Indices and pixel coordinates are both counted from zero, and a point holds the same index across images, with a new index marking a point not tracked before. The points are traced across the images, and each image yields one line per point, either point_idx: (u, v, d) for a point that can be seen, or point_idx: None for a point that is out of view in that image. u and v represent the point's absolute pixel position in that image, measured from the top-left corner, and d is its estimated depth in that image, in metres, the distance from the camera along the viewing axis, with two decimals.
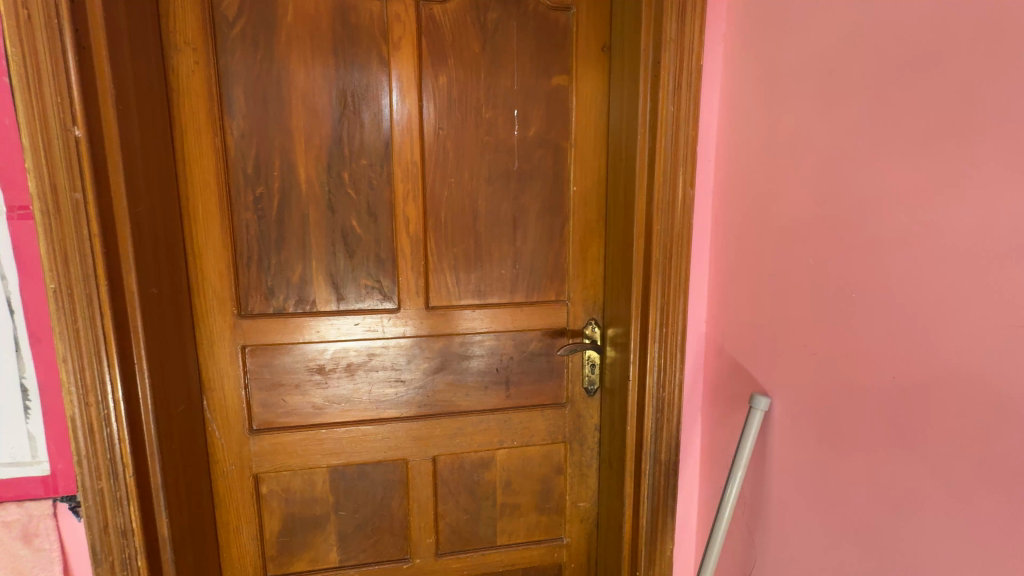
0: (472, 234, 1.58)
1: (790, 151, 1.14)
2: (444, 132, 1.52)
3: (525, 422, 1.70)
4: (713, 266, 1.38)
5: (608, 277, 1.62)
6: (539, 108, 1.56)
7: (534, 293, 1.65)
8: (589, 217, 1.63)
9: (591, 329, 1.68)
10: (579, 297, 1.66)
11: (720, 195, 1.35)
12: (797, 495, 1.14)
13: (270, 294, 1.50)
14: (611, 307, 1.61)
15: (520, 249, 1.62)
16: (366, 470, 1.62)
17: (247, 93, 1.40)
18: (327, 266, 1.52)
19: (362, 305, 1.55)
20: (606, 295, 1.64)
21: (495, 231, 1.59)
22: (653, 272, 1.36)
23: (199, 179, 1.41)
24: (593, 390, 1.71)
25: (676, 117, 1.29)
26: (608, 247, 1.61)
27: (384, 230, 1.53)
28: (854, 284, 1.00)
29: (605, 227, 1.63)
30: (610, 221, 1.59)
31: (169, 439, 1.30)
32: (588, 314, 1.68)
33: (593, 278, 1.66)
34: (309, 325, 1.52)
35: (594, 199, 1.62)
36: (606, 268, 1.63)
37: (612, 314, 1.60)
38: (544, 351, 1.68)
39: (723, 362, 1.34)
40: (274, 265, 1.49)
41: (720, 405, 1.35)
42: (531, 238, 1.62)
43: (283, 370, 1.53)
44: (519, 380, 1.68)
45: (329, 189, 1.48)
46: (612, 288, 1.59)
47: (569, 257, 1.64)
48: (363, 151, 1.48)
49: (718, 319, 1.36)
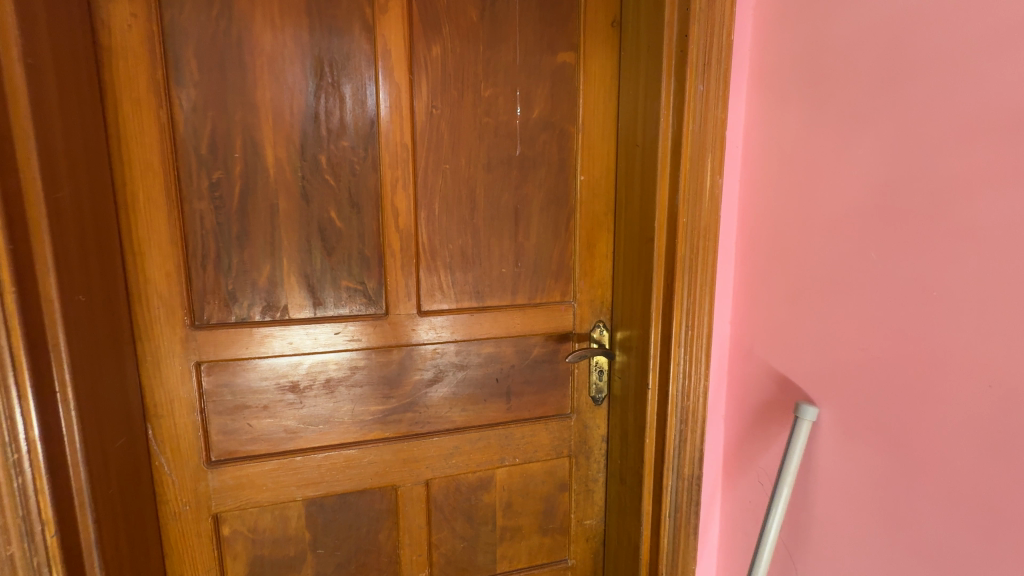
0: (468, 229, 1.40)
1: (833, 137, 1.04)
2: (439, 112, 1.33)
3: (528, 437, 1.54)
4: (741, 261, 1.27)
5: (618, 276, 1.48)
6: (543, 88, 1.40)
7: (537, 294, 1.49)
8: (598, 209, 1.48)
9: (599, 333, 1.54)
10: (586, 297, 1.52)
11: (746, 186, 1.24)
12: (847, 511, 1.05)
13: (231, 299, 1.26)
14: (621, 309, 1.47)
15: (522, 246, 1.45)
16: (349, 500, 1.41)
17: (200, 56, 1.16)
18: (300, 265, 1.29)
19: (343, 311, 1.34)
20: (615, 295, 1.51)
21: (494, 225, 1.42)
22: (676, 270, 1.23)
23: (140, 160, 1.15)
24: (600, 398, 1.57)
25: (705, 98, 1.17)
26: (618, 243, 1.47)
27: (368, 223, 1.32)
28: (918, 281, 0.90)
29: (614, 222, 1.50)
30: (621, 214, 1.45)
31: (106, 483, 1.05)
32: (595, 315, 1.53)
33: (600, 277, 1.52)
34: (280, 335, 1.29)
35: (601, 191, 1.48)
36: (615, 266, 1.50)
37: (623, 317, 1.46)
38: (548, 357, 1.52)
39: (754, 367, 1.23)
40: (235, 265, 1.25)
41: (750, 413, 1.24)
42: (534, 233, 1.46)
43: (247, 390, 1.30)
44: (520, 391, 1.52)
45: (304, 174, 1.26)
46: (623, 289, 1.45)
47: (574, 254, 1.50)
48: (344, 131, 1.27)
49: (746, 320, 1.25)
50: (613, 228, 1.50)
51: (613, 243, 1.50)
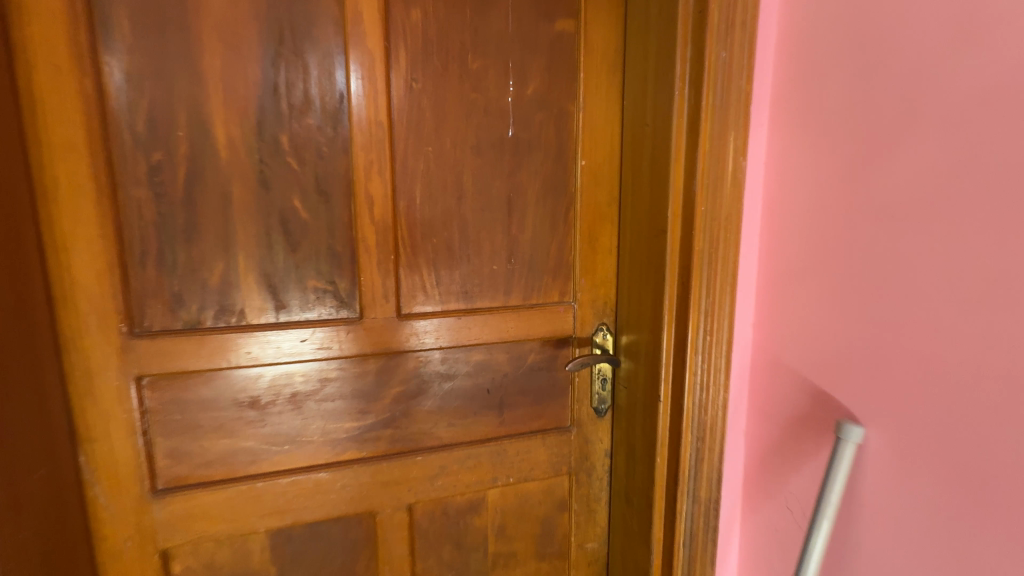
0: (454, 220, 1.23)
1: (881, 107, 0.87)
2: (420, 86, 1.16)
3: (524, 454, 1.38)
4: (767, 256, 1.10)
5: (623, 273, 1.32)
6: (539, 60, 1.23)
7: (532, 294, 1.32)
8: (601, 198, 1.32)
9: (602, 337, 1.38)
10: (588, 298, 1.35)
11: (772, 169, 1.08)
12: (898, 546, 0.90)
13: (178, 302, 1.08)
14: (627, 310, 1.31)
15: (515, 240, 1.29)
16: (320, 529, 1.24)
17: (134, 15, 0.98)
18: (259, 263, 1.12)
19: (311, 316, 1.17)
20: (620, 294, 1.35)
21: (483, 217, 1.25)
22: (692, 266, 1.07)
23: (63, 139, 0.97)
24: (603, 410, 1.41)
25: (729, 66, 1.02)
26: (623, 236, 1.31)
27: (339, 214, 1.15)
28: (996, 278, 0.75)
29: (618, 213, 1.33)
30: (626, 204, 1.29)
31: (17, 526, 0.87)
32: (598, 318, 1.37)
33: (603, 274, 1.35)
34: (237, 344, 1.12)
35: (605, 177, 1.31)
36: (620, 262, 1.34)
37: (630, 319, 1.30)
38: (545, 365, 1.36)
39: (782, 376, 1.08)
40: (181, 262, 1.07)
41: (778, 428, 1.09)
42: (529, 226, 1.29)
43: (199, 407, 1.13)
44: (514, 403, 1.36)
45: (262, 157, 1.08)
46: (630, 287, 1.29)
47: (574, 248, 1.33)
48: (308, 107, 1.10)
49: (772, 323, 1.10)
50: (618, 219, 1.34)
51: (618, 236, 1.34)
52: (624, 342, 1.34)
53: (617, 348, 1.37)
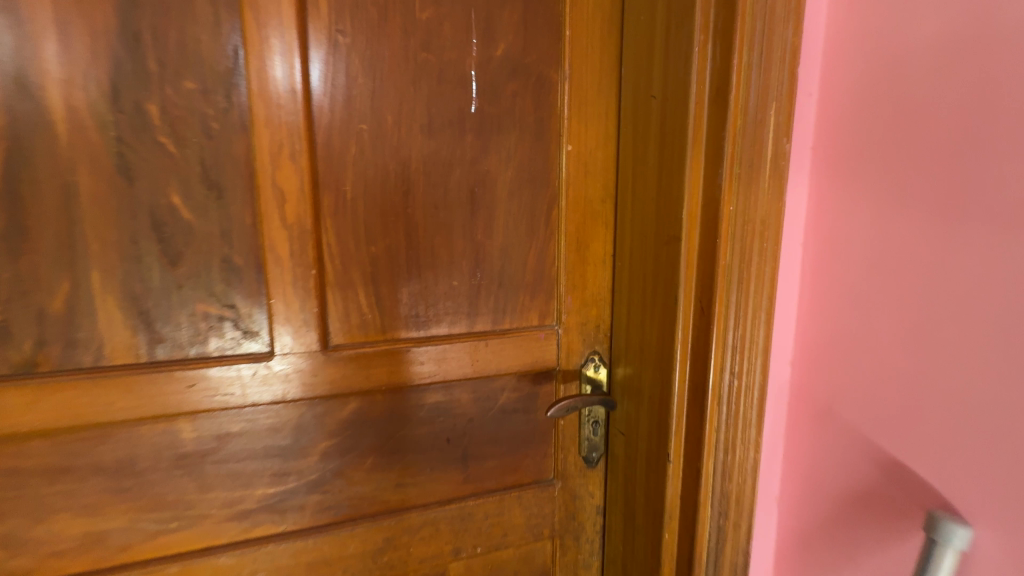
0: (398, 222, 0.94)
1: (1005, 60, 0.60)
2: (349, 41, 0.86)
3: (494, 517, 1.09)
4: (813, 272, 0.82)
5: (620, 289, 1.04)
6: (511, 12, 0.94)
7: (504, 317, 1.03)
8: (591, 194, 1.03)
9: (593, 369, 1.09)
10: (575, 320, 1.07)
11: (822, 154, 0.80)
12: None
13: (4, 337, 0.78)
14: (625, 336, 1.03)
15: (481, 247, 1.00)
16: None
17: None
18: (124, 280, 0.81)
19: (201, 351, 0.87)
20: (616, 316, 1.06)
21: (439, 217, 0.96)
22: (716, 286, 0.79)
23: None
24: (594, 459, 1.13)
25: (769, 10, 0.74)
26: (620, 242, 1.02)
27: (238, 212, 0.85)
28: None
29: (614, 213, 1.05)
30: (624, 201, 1.01)
31: None
32: (587, 345, 1.09)
33: (594, 290, 1.07)
34: (94, 392, 0.82)
35: (596, 167, 1.03)
36: (616, 275, 1.05)
37: (628, 349, 1.02)
38: (520, 405, 1.07)
39: (836, 434, 0.80)
40: (5, 281, 0.77)
41: (829, 502, 0.82)
42: (499, 229, 1.00)
43: (45, 477, 0.83)
44: (481, 453, 1.07)
45: (122, 135, 0.78)
46: (629, 308, 1.01)
47: (557, 257, 1.04)
48: (188, 65, 0.79)
49: (821, 361, 0.82)
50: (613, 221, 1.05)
51: (613, 243, 1.05)
52: (620, 377, 1.05)
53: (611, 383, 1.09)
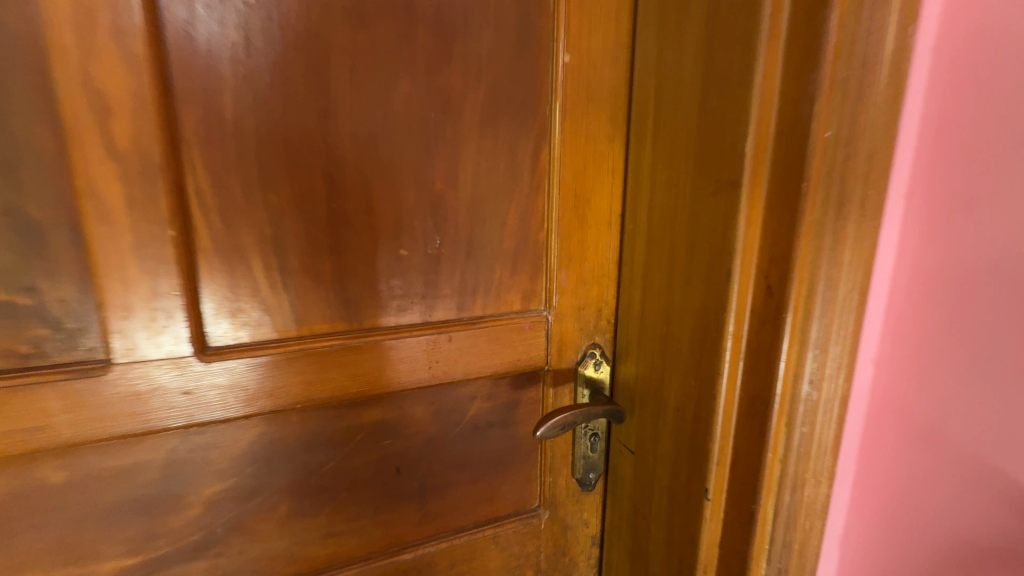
0: (314, 160, 0.62)
1: None
2: None
3: (462, 563, 0.82)
4: (925, 240, 0.57)
5: (632, 263, 0.76)
6: None
7: (475, 300, 0.74)
8: (597, 130, 0.74)
9: (593, 368, 0.83)
10: (571, 304, 0.79)
11: (956, 60, 0.53)
12: None
13: None
14: (638, 325, 0.76)
15: (441, 201, 0.69)
16: None
17: None
18: None
19: None
20: (625, 298, 0.79)
21: (377, 155, 0.65)
22: (798, 254, 0.53)
23: None
24: (591, 482, 0.88)
25: None
26: (635, 198, 0.75)
27: (25, 132, 0.50)
28: None
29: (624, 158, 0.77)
30: (641, 139, 0.72)
31: None
32: (586, 336, 0.82)
33: (596, 264, 0.79)
34: None
35: (603, 91, 0.73)
36: (626, 243, 0.78)
37: (643, 342, 0.75)
38: (496, 417, 0.80)
39: (945, 464, 0.57)
40: None
41: (927, 555, 0.60)
42: (467, 175, 0.70)
43: None
44: (445, 484, 0.79)
45: None
46: (646, 289, 0.74)
47: (547, 218, 0.76)
48: None
49: (928, 364, 0.58)
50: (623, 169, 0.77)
51: (622, 199, 0.77)
52: (630, 379, 0.79)
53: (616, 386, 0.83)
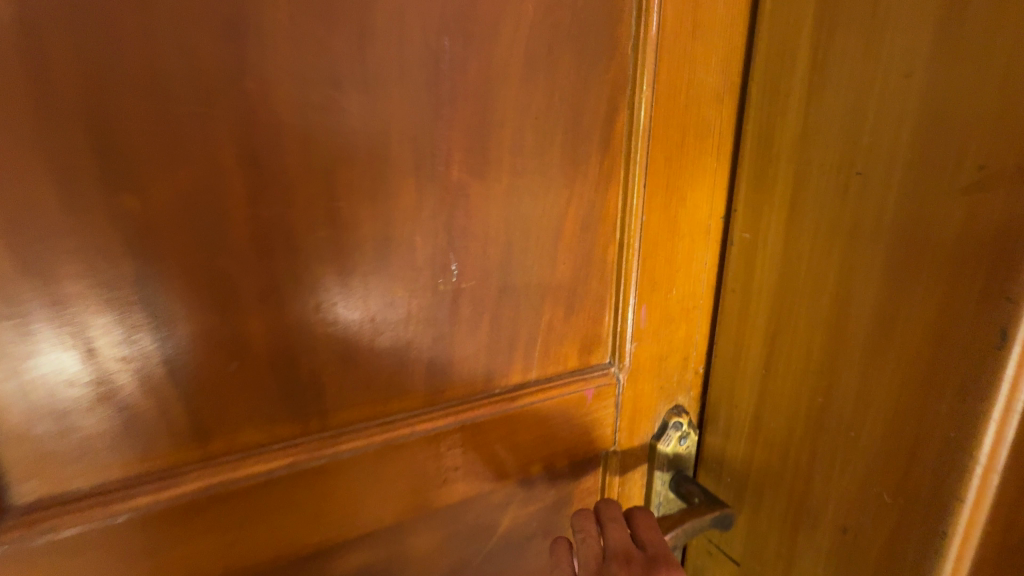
0: (218, 128, 0.31)
1: None
2: None
3: None
4: None
5: (751, 294, 0.50)
6: None
7: (510, 362, 0.46)
8: (701, 83, 0.47)
9: (677, 443, 0.56)
10: (651, 354, 0.52)
11: None
12: None
13: None
14: (760, 388, 0.50)
15: (460, 203, 0.40)
16: None
17: None
18: None
19: None
20: (729, 344, 0.53)
21: (345, 122, 0.34)
22: None
23: None
24: None
25: None
26: (761, 194, 0.48)
27: None
28: None
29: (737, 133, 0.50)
30: (782, 101, 0.45)
31: None
32: (668, 398, 0.55)
33: (686, 293, 0.52)
34: None
35: (717, 21, 0.46)
36: (736, 262, 0.51)
37: (769, 416, 0.49)
38: (538, 529, 0.53)
39: None
40: None
41: None
42: (501, 158, 0.41)
43: None
44: None
45: None
46: (780, 337, 0.47)
47: (622, 226, 0.48)
48: None
49: None
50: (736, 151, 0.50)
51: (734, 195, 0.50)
52: (736, 463, 0.53)
53: (707, 467, 0.57)
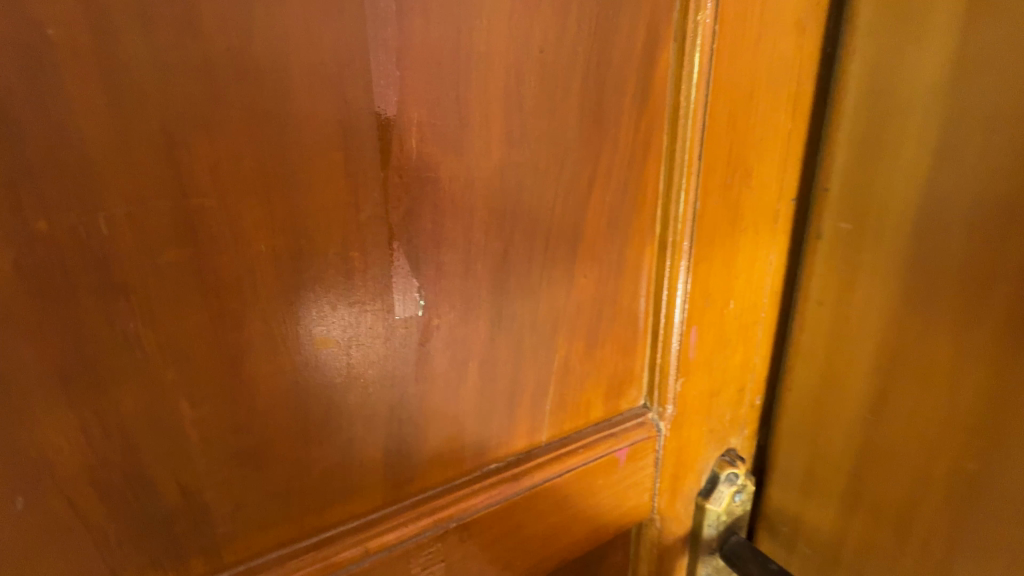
0: None
1: None
2: None
3: None
4: None
5: (850, 306, 0.36)
6: None
7: (511, 425, 0.31)
8: (779, 1, 0.31)
9: (732, 500, 0.42)
10: (699, 390, 0.38)
11: None
12: None
13: None
14: (861, 435, 0.36)
15: (422, 193, 0.24)
16: None
17: None
18: None
19: None
20: (808, 372, 0.39)
21: (196, 49, 0.18)
22: None
23: None
24: None
25: None
26: (879, 174, 0.33)
27: None
28: None
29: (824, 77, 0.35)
30: (915, 22, 0.30)
31: None
32: (719, 443, 0.41)
33: (746, 306, 0.38)
34: None
35: None
36: (824, 262, 0.37)
37: (880, 483, 0.36)
38: None
39: None
40: None
41: None
42: (486, 117, 0.25)
43: None
44: None
45: None
46: (901, 367, 0.34)
47: (664, 218, 0.33)
48: None
49: None
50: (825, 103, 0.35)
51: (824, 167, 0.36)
52: (819, 529, 0.40)
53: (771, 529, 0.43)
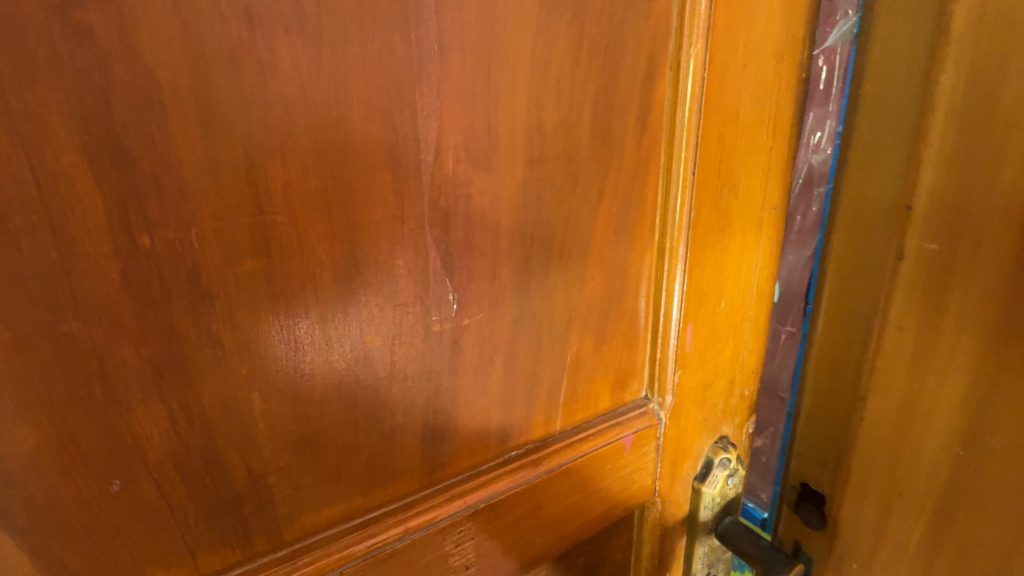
0: (42, 98, 0.18)
1: None
2: None
3: None
4: None
5: (947, 305, 0.44)
6: None
7: (530, 414, 0.35)
8: (760, 35, 0.36)
9: (726, 482, 0.46)
10: (695, 382, 0.42)
11: None
12: None
13: None
14: (960, 415, 0.45)
15: (457, 207, 0.28)
16: None
17: None
18: None
19: None
20: (899, 364, 0.48)
21: (274, 87, 0.21)
22: None
23: None
24: None
25: None
26: (957, 210, 0.43)
27: None
28: None
29: (881, 136, 0.46)
30: (977, 90, 0.40)
31: None
32: (713, 431, 0.45)
33: (735, 306, 0.42)
34: None
35: None
36: (910, 272, 0.46)
37: (980, 450, 0.45)
38: None
39: None
40: None
41: None
42: (511, 139, 0.29)
43: None
44: None
45: None
46: (995, 349, 0.43)
47: (662, 227, 0.37)
48: None
49: None
50: (887, 156, 0.46)
51: (901, 204, 0.45)
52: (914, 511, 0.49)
53: (866, 504, 0.52)
